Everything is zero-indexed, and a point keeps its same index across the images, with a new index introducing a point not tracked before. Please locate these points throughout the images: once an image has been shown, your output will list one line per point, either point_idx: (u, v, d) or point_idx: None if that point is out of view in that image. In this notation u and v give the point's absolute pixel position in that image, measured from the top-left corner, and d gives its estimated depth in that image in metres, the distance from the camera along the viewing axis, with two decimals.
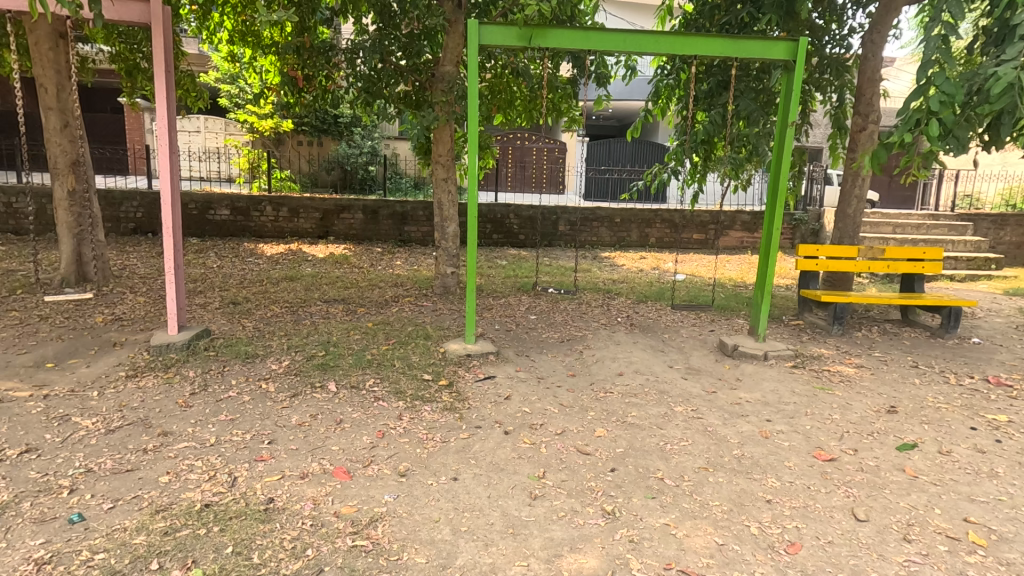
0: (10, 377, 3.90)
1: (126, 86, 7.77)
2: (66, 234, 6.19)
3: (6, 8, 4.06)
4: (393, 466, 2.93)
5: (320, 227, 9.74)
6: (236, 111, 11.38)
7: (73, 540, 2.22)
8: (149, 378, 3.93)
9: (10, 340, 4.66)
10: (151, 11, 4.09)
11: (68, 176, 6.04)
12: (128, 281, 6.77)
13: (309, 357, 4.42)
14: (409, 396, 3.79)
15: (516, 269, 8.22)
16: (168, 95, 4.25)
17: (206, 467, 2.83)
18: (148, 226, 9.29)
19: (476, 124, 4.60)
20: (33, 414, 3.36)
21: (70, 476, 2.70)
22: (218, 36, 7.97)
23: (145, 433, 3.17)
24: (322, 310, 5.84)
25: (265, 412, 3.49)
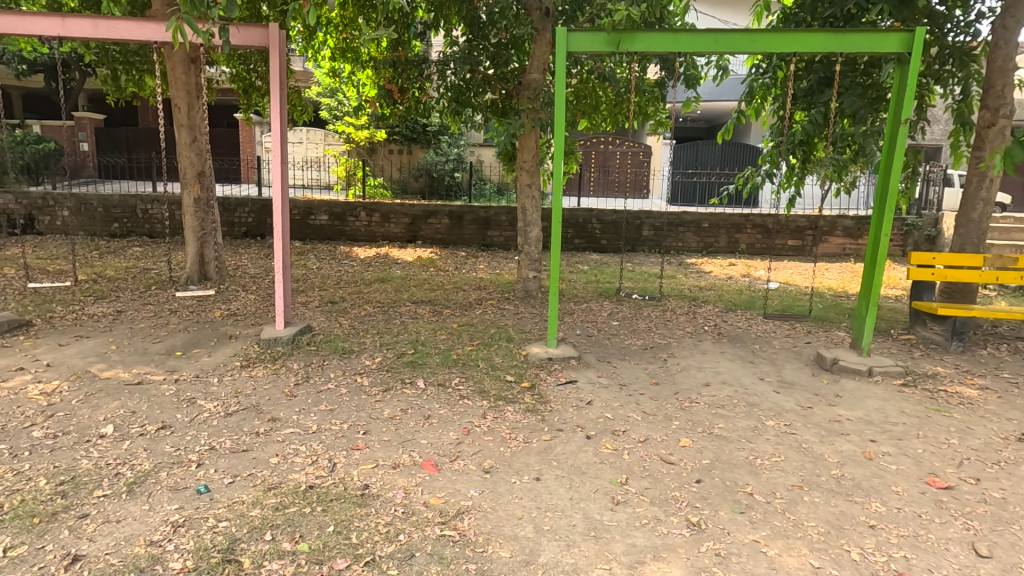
0: (147, 363, 4.44)
1: (243, 102, 8.59)
2: (191, 236, 6.92)
3: (151, 41, 4.65)
4: (478, 463, 3.03)
5: (408, 231, 10.20)
6: (335, 123, 12.20)
7: (200, 508, 2.50)
8: (260, 368, 4.33)
9: (146, 330, 5.29)
10: (269, 35, 4.51)
11: (194, 185, 6.76)
12: (241, 280, 7.45)
13: (400, 354, 4.66)
14: (492, 396, 3.90)
15: (598, 274, 8.17)
16: (282, 110, 4.66)
17: (309, 452, 3.07)
18: (257, 230, 10.16)
19: (562, 131, 4.65)
20: (166, 396, 3.81)
21: (197, 452, 3.04)
22: (322, 54, 8.60)
23: (257, 418, 3.50)
24: (411, 311, 6.13)
25: (360, 404, 3.74)
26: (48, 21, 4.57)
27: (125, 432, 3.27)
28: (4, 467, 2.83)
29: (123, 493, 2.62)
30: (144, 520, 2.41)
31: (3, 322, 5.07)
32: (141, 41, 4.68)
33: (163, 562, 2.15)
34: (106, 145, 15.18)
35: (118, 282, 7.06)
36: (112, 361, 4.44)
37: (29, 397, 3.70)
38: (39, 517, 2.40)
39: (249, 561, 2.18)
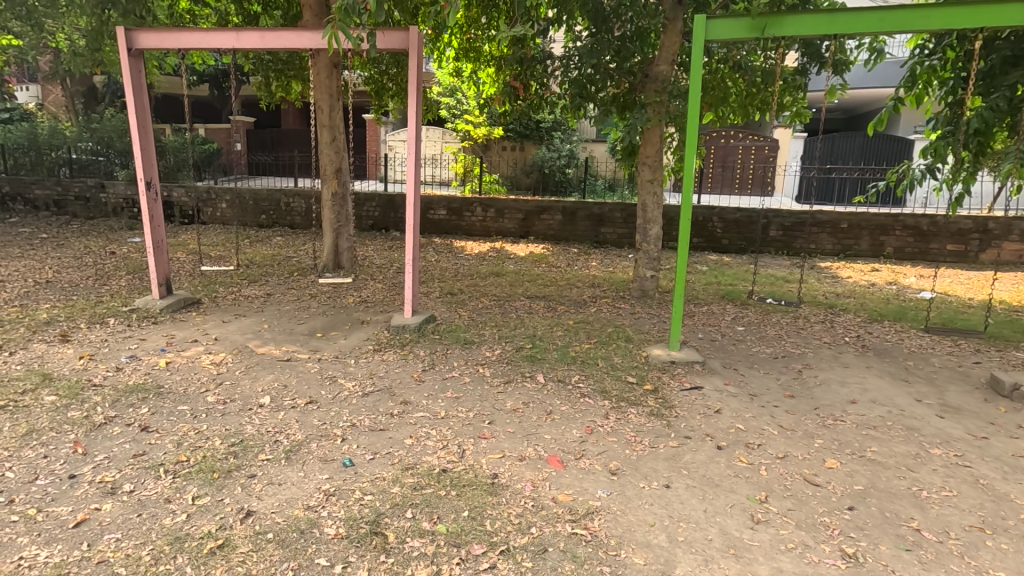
0: (293, 342, 4.89)
1: (375, 103, 9.18)
2: (329, 229, 7.51)
3: (306, 48, 5.07)
4: (604, 463, 2.98)
5: (521, 226, 10.33)
6: (453, 121, 12.62)
7: (347, 479, 2.71)
8: (390, 352, 4.60)
9: (292, 312, 5.85)
10: (409, 38, 4.75)
11: (332, 181, 7.33)
12: (369, 270, 7.97)
13: (518, 348, 4.72)
14: (614, 397, 3.82)
15: (719, 275, 7.72)
16: (418, 111, 4.87)
17: (440, 437, 3.20)
18: (381, 223, 10.81)
19: (696, 123, 4.42)
20: (311, 372, 4.17)
21: (341, 427, 3.28)
22: (447, 54, 8.90)
23: (391, 400, 3.71)
24: (526, 305, 6.18)
25: (484, 394, 3.84)
26: (223, 34, 5.14)
27: (279, 403, 3.62)
28: (188, 425, 3.25)
29: (282, 458, 2.90)
30: (301, 485, 2.65)
31: (180, 300, 5.84)
32: (298, 49, 5.14)
33: (319, 526, 2.35)
34: (256, 145, 17.02)
35: (266, 268, 7.86)
36: (265, 338, 4.95)
37: (203, 365, 4.23)
38: (217, 473, 2.73)
39: (394, 536, 2.31)
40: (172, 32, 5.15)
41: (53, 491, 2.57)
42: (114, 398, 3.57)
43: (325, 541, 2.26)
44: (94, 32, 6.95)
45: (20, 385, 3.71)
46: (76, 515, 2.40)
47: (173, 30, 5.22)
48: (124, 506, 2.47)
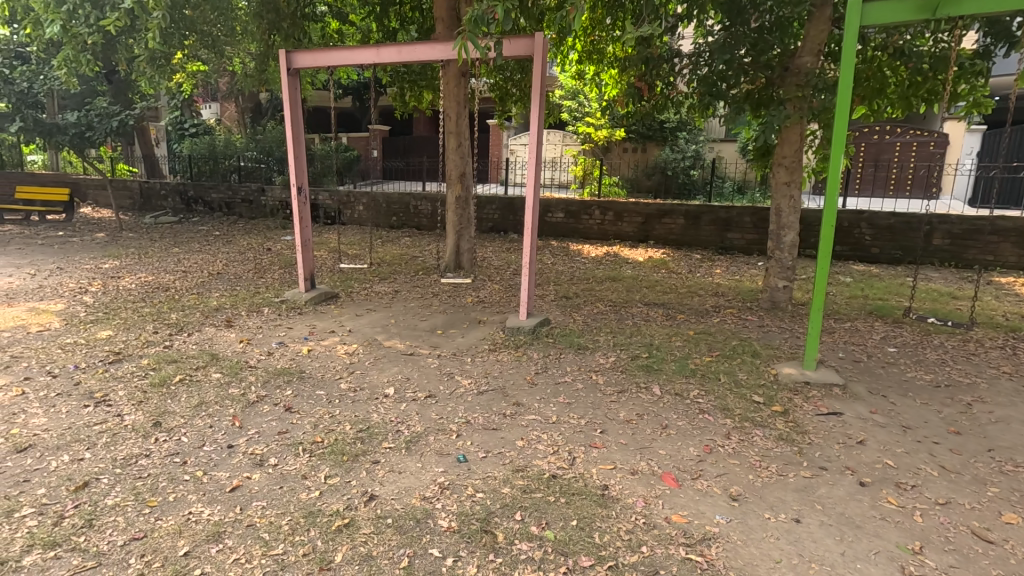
0: (416, 337, 5.18)
1: (498, 109, 9.43)
2: (452, 231, 7.86)
3: (437, 59, 5.34)
4: (723, 487, 2.78)
5: (640, 230, 10.02)
6: (574, 124, 12.60)
7: (460, 475, 2.80)
8: (505, 353, 4.69)
9: (416, 309, 6.19)
10: (534, 44, 4.80)
11: (456, 185, 7.66)
12: (487, 271, 8.21)
13: (633, 356, 4.58)
14: (738, 416, 3.55)
15: (866, 288, 6.89)
16: (540, 117, 4.92)
17: (551, 442, 3.19)
18: (500, 225, 11.09)
19: (845, 120, 3.96)
20: (431, 368, 4.38)
21: (456, 423, 3.41)
22: (570, 57, 8.88)
23: (504, 400, 3.78)
24: (643, 312, 5.99)
25: (596, 402, 3.77)
26: (366, 51, 5.59)
27: (402, 395, 3.84)
28: (323, 409, 3.57)
29: (403, 448, 3.08)
30: (418, 476, 2.79)
31: (322, 293, 6.45)
32: (431, 60, 5.44)
33: (434, 518, 2.45)
34: (390, 151, 18.34)
35: (395, 267, 8.43)
36: (391, 332, 5.30)
37: (337, 354, 4.63)
38: (347, 455, 2.97)
39: (503, 536, 2.35)
40: (324, 52, 5.70)
41: (216, 458, 2.95)
42: (265, 378, 4.03)
43: (438, 532, 2.36)
44: (262, 55, 7.92)
45: (195, 362, 4.33)
46: (232, 481, 2.73)
47: (324, 50, 5.78)
48: (269, 477, 2.77)
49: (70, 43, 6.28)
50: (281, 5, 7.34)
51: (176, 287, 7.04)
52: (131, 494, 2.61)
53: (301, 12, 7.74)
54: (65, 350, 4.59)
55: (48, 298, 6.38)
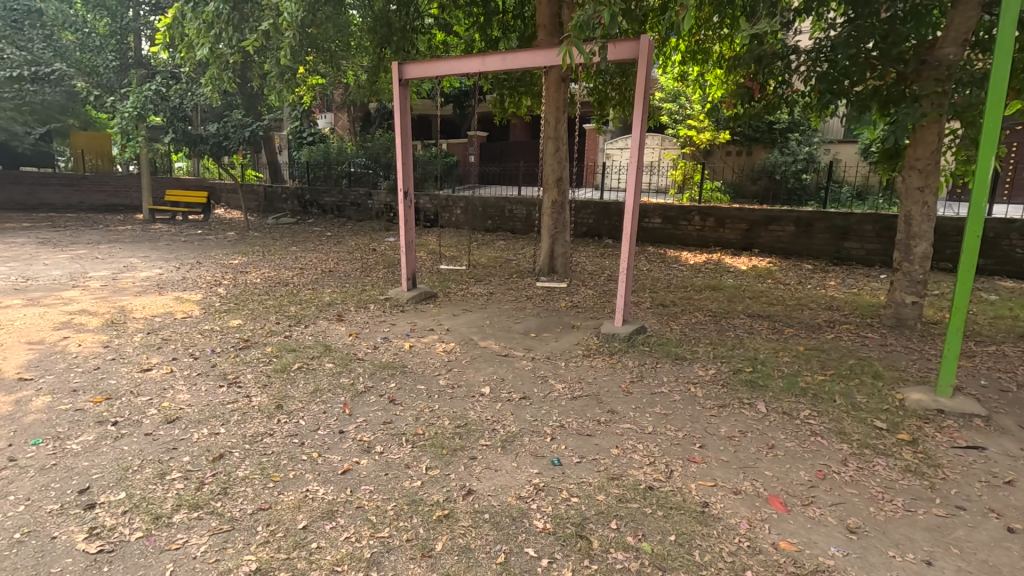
0: (511, 339, 5.27)
1: (597, 113, 9.36)
2: (547, 235, 7.91)
3: (539, 66, 5.40)
4: (839, 517, 2.56)
5: (744, 237, 9.50)
6: (675, 127, 12.19)
7: (555, 477, 2.82)
8: (599, 359, 4.65)
9: (511, 311, 6.30)
10: (639, 46, 4.73)
11: (553, 190, 7.70)
12: (581, 276, 8.17)
13: (736, 370, 4.35)
14: (856, 442, 3.26)
15: (1016, 308, 6.05)
16: (643, 120, 4.83)
17: (647, 453, 3.12)
18: (595, 230, 10.99)
19: (997, 116, 3.50)
20: (525, 370, 4.44)
21: (551, 426, 3.43)
22: (673, 58, 8.62)
23: (598, 407, 3.74)
24: (746, 324, 5.68)
25: (695, 415, 3.62)
26: (471, 60, 5.80)
27: (497, 395, 3.93)
28: (424, 403, 3.74)
29: (499, 447, 3.15)
30: (514, 475, 2.84)
31: (422, 292, 6.74)
32: (535, 67, 5.53)
33: (529, 518, 2.49)
34: (487, 156, 18.82)
35: (490, 269, 8.63)
36: (486, 333, 5.44)
37: (436, 351, 4.83)
38: (446, 449, 3.08)
39: (598, 543, 2.33)
40: (432, 63, 5.97)
41: (329, 441, 3.19)
42: (371, 370, 4.30)
43: (534, 532, 2.39)
44: (374, 68, 8.44)
45: (311, 352, 4.71)
46: (343, 464, 2.94)
47: (433, 61, 6.06)
48: (376, 464, 2.95)
49: (215, 63, 7.10)
50: (393, 20, 7.89)
51: (294, 282, 7.69)
52: (258, 468, 2.89)
53: (410, 25, 8.25)
54: (205, 336, 5.18)
55: (190, 289, 7.21)
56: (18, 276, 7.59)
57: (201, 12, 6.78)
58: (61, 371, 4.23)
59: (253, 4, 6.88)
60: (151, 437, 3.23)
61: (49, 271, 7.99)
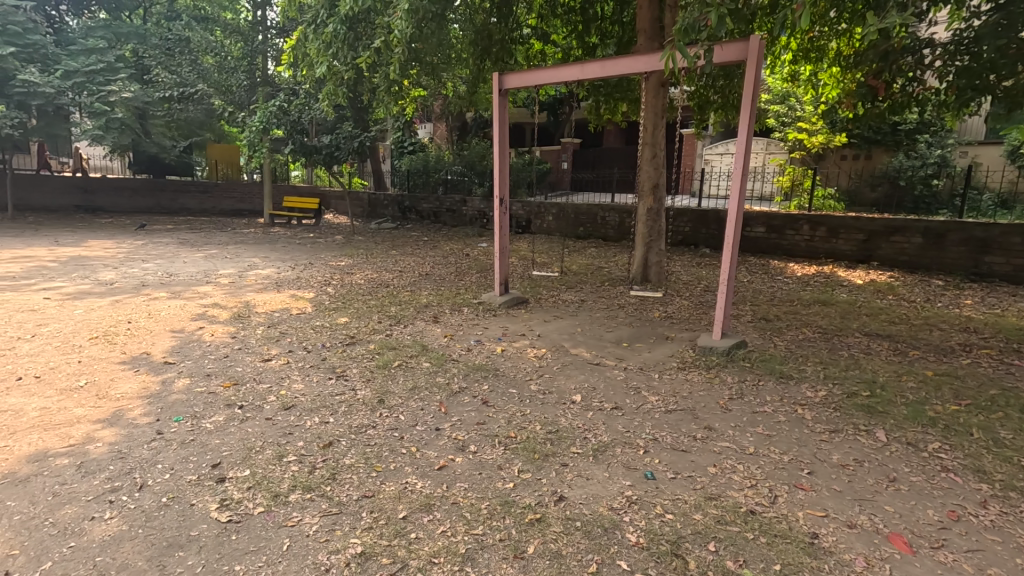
0: (602, 347, 5.21)
1: (698, 117, 9.05)
2: (641, 242, 7.74)
3: (639, 72, 5.32)
4: (977, 566, 2.28)
5: (861, 249, 8.73)
6: (783, 130, 11.42)
7: (649, 491, 2.75)
8: (696, 373, 4.47)
9: (602, 320, 6.23)
10: (749, 47, 4.50)
11: (648, 197, 7.53)
12: (676, 286, 7.90)
13: (851, 393, 4.00)
14: (999, 483, 2.88)
15: None
16: (750, 124, 4.60)
17: (748, 474, 2.95)
18: (691, 238, 10.58)
19: None
20: (617, 380, 4.36)
21: (644, 439, 3.35)
22: (783, 57, 8.10)
23: (695, 422, 3.60)
24: (863, 344, 5.21)
25: (802, 438, 3.38)
26: (571, 68, 5.83)
27: (589, 403, 3.90)
28: (516, 407, 3.79)
29: (590, 455, 3.13)
30: (606, 485, 2.81)
31: (514, 298, 6.85)
32: (634, 73, 5.46)
33: (622, 530, 2.44)
34: (580, 163, 18.77)
35: (582, 276, 8.58)
36: (577, 340, 5.42)
37: (527, 356, 4.89)
38: (538, 454, 3.12)
39: (695, 564, 2.25)
40: (532, 72, 6.07)
41: (426, 437, 3.33)
42: (466, 371, 4.44)
43: (627, 546, 2.35)
44: (474, 79, 8.72)
45: (410, 351, 4.96)
46: (439, 460, 3.06)
47: (532, 70, 6.16)
48: (470, 462, 3.04)
49: (331, 80, 7.70)
50: (493, 32, 8.15)
51: (394, 284, 8.11)
52: (362, 457, 3.09)
53: (509, 36, 8.46)
54: (316, 331, 5.61)
55: (303, 288, 7.84)
56: (164, 272, 8.66)
57: (321, 33, 7.37)
58: (198, 357, 4.76)
59: (367, 23, 7.37)
60: (271, 421, 3.55)
61: (187, 268, 9.02)
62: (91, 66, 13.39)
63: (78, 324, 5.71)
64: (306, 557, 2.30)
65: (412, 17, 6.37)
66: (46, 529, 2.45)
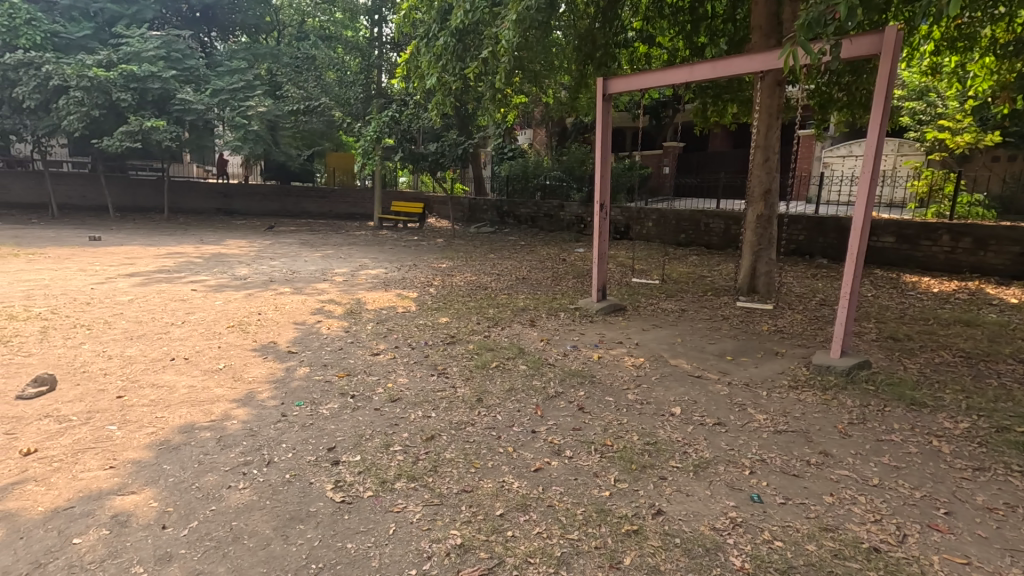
0: (704, 359, 5.00)
1: (819, 116, 8.40)
2: (749, 251, 7.32)
3: (755, 71, 5.05)
4: None
5: (1016, 263, 7.64)
6: (920, 129, 10.21)
7: (755, 515, 2.60)
8: (809, 393, 4.14)
9: (704, 331, 5.96)
10: (884, 40, 4.11)
11: (759, 203, 7.11)
12: (787, 298, 7.37)
13: (1000, 428, 3.51)
14: None
15: None
16: (882, 124, 4.20)
17: (871, 508, 2.69)
18: (806, 247, 9.82)
19: None
20: (720, 395, 4.16)
21: (750, 459, 3.16)
22: (923, 48, 7.32)
23: (808, 446, 3.34)
24: (1016, 371, 4.55)
25: (937, 474, 3.02)
26: (678, 70, 5.66)
27: (689, 417, 3.75)
28: (612, 416, 3.74)
29: (690, 471, 3.01)
30: (707, 504, 2.70)
31: (612, 304, 6.75)
32: (749, 73, 5.18)
33: (725, 552, 2.33)
34: (683, 167, 18.14)
35: (682, 285, 8.28)
36: (677, 351, 5.23)
37: (624, 364, 4.81)
38: (635, 465, 3.05)
39: None
40: (637, 76, 5.95)
41: (523, 439, 3.38)
42: (562, 376, 4.45)
43: (730, 569, 2.24)
44: (577, 84, 8.75)
45: (507, 353, 5.06)
46: (535, 463, 3.09)
47: (639, 73, 6.04)
48: (566, 467, 3.04)
49: (439, 90, 8.08)
50: (598, 38, 8.14)
51: (492, 287, 8.33)
52: (462, 453, 3.20)
53: (614, 41, 8.41)
54: (420, 329, 5.91)
55: (408, 288, 8.26)
56: (287, 270, 9.53)
57: (432, 46, 7.78)
58: (316, 348, 5.19)
59: (475, 35, 7.64)
60: (379, 411, 3.79)
61: (307, 267, 9.86)
62: (234, 85, 15.08)
63: (217, 313, 6.44)
64: (410, 542, 2.42)
65: (519, 27, 6.53)
66: (193, 492, 2.80)
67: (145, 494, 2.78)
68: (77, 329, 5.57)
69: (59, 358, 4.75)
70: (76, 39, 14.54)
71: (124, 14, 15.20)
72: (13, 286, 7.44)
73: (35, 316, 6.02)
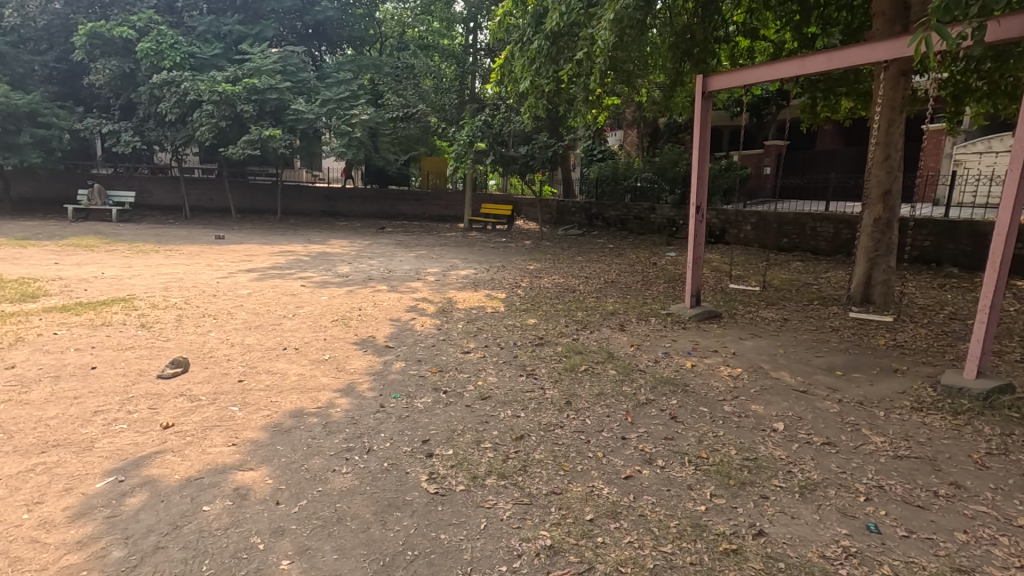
0: (810, 373, 4.63)
1: (952, 108, 7.61)
2: (863, 258, 6.71)
3: (877, 61, 4.64)
4: None
5: None
6: None
7: (872, 546, 2.37)
8: (936, 417, 3.72)
9: (810, 342, 5.54)
10: None
11: (877, 205, 6.50)
12: (908, 309, 6.68)
13: None
14: None
15: None
16: None
17: (1017, 552, 2.36)
18: (932, 255, 8.85)
19: None
20: (829, 413, 3.83)
21: (865, 484, 2.89)
22: None
23: (935, 476, 2.99)
24: None
25: None
26: (788, 64, 5.26)
27: (793, 434, 3.50)
28: (707, 427, 3.58)
29: (796, 492, 2.80)
30: (816, 529, 2.50)
31: (706, 311, 6.46)
32: (872, 63, 4.73)
33: None
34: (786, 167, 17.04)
35: (785, 293, 7.75)
36: (779, 363, 4.90)
37: (721, 374, 4.59)
38: (733, 480, 2.90)
39: None
40: (741, 71, 5.62)
41: (613, 445, 3.32)
42: (653, 384, 4.32)
43: None
44: (673, 82, 8.49)
45: (596, 357, 5.01)
46: (626, 470, 3.03)
47: (743, 69, 5.69)
48: (658, 477, 2.95)
49: (532, 93, 8.15)
50: (696, 33, 7.85)
51: (580, 289, 8.27)
52: (551, 454, 3.20)
53: (713, 35, 8.09)
54: (509, 329, 6.00)
55: (497, 288, 8.41)
56: (384, 269, 10.02)
57: (526, 51, 7.87)
58: (411, 344, 5.42)
59: (569, 37, 7.62)
60: (469, 408, 3.88)
61: (402, 266, 10.33)
62: (341, 95, 16.15)
63: (322, 308, 6.92)
64: (500, 539, 2.46)
65: (616, 26, 6.43)
66: (302, 472, 3.02)
67: (261, 471, 3.04)
68: (206, 319, 6.21)
69: (191, 344, 5.33)
70: (208, 58, 16.13)
71: (249, 33, 16.76)
72: (155, 279, 8.42)
73: (172, 305, 6.78)
